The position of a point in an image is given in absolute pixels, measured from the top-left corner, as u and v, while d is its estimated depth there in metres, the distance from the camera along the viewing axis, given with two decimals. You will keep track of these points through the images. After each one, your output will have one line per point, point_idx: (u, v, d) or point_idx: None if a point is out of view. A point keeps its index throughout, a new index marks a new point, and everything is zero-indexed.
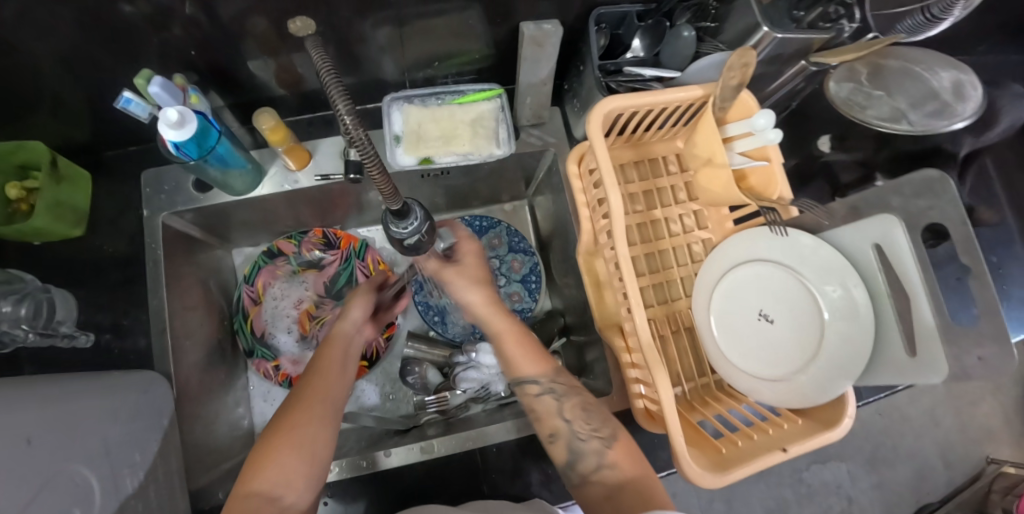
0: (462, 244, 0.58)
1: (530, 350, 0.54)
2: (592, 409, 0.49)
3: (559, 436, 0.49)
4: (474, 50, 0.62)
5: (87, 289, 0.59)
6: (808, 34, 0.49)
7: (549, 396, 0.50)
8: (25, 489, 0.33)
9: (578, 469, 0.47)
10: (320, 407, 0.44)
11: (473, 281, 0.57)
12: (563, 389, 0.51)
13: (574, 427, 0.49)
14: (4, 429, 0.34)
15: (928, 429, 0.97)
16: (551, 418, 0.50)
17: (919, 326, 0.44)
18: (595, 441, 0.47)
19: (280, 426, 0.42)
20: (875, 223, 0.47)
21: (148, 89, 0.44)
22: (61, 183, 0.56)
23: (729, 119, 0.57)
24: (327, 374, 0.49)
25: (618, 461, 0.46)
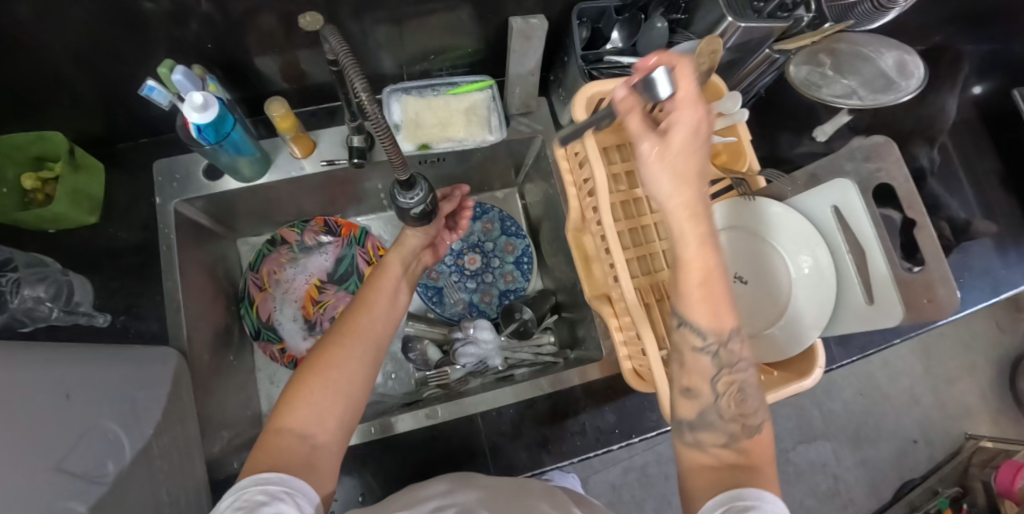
0: (688, 109, 0.34)
1: (718, 292, 0.38)
2: (750, 389, 0.40)
3: (694, 396, 0.40)
4: (466, 44, 0.67)
5: (101, 274, 0.62)
6: (768, 23, 0.55)
7: (707, 357, 0.39)
8: (65, 438, 0.36)
9: (699, 435, 0.40)
10: (358, 347, 0.46)
11: (686, 174, 0.35)
12: (724, 354, 0.39)
13: (719, 400, 0.40)
14: (45, 382, 0.37)
15: (909, 408, 1.21)
16: (697, 377, 0.40)
17: (875, 277, 0.50)
18: (734, 424, 0.40)
19: (317, 360, 0.44)
20: (832, 187, 0.52)
21: (172, 77, 0.47)
22: (79, 172, 0.59)
23: (701, 103, 0.63)
24: (370, 310, 0.50)
25: (747, 447, 0.39)
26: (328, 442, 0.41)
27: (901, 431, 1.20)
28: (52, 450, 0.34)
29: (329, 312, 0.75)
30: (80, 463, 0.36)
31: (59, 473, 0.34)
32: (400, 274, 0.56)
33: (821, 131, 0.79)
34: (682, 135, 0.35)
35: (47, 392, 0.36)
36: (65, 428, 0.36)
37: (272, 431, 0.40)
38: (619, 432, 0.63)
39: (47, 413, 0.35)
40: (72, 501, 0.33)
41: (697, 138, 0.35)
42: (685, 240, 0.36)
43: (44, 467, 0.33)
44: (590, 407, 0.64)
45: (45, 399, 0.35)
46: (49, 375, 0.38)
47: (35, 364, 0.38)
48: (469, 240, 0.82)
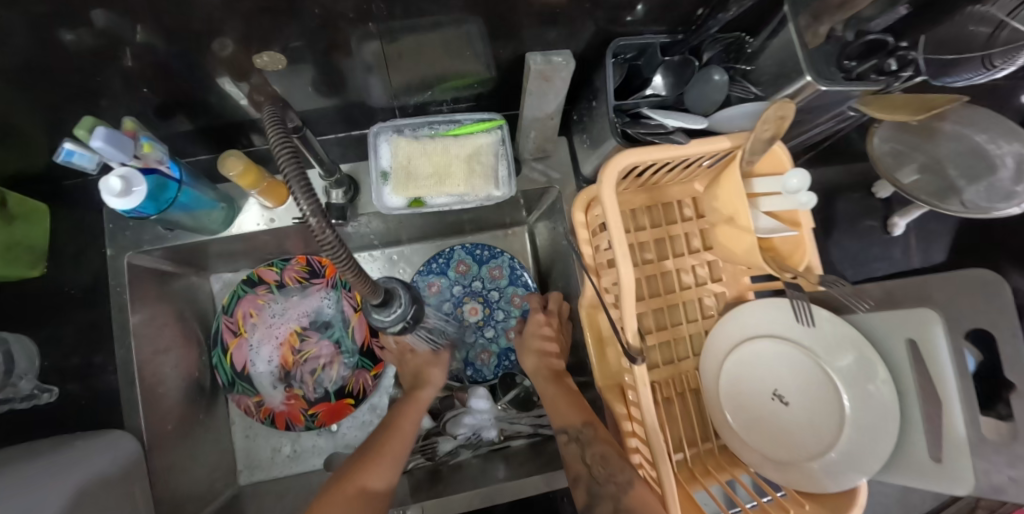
0: (533, 319, 0.65)
1: (575, 402, 0.56)
2: (612, 457, 0.49)
3: (580, 482, 0.49)
4: (472, 74, 0.54)
5: (50, 331, 0.55)
6: (854, 86, 0.43)
7: (574, 444, 0.52)
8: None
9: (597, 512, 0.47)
10: (390, 461, 0.50)
11: (541, 356, 0.63)
12: (587, 437, 0.52)
13: (593, 474, 0.49)
14: None
15: None
16: (575, 463, 0.51)
17: (948, 434, 0.42)
18: (612, 486, 0.46)
19: (354, 471, 0.48)
20: (913, 316, 0.43)
21: (90, 142, 0.37)
22: (14, 222, 0.51)
23: (757, 172, 0.51)
24: (403, 433, 0.54)
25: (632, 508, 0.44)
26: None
27: None
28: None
29: (309, 364, 0.67)
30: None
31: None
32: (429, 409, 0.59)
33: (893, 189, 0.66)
34: (531, 329, 0.65)
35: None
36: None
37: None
38: None
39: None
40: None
41: (547, 330, 0.64)
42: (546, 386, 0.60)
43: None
44: None
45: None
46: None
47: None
48: (471, 287, 0.70)
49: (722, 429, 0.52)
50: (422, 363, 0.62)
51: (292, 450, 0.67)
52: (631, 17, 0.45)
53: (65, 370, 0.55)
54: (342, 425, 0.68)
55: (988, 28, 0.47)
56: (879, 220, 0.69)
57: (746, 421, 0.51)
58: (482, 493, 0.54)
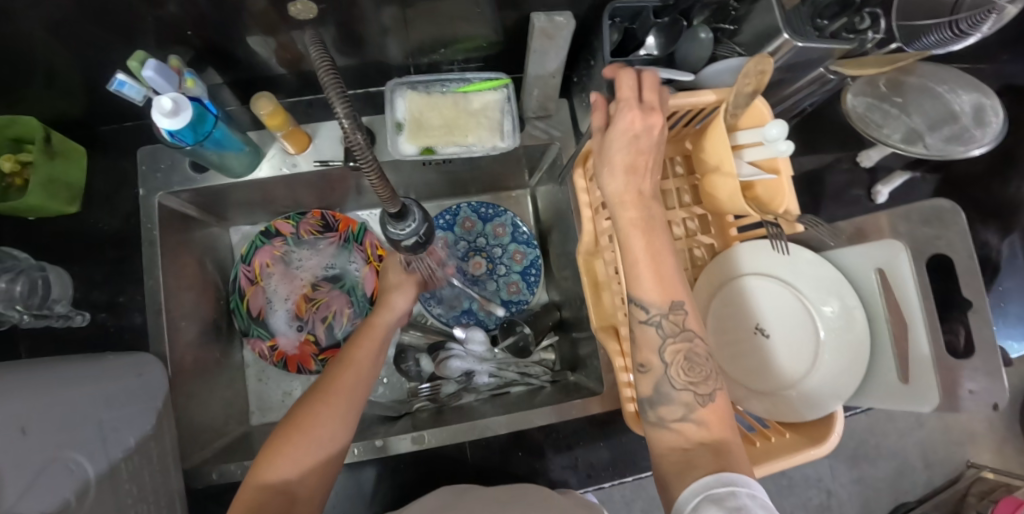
0: (619, 115, 0.39)
1: (663, 266, 0.41)
2: (698, 360, 0.41)
3: (648, 370, 0.42)
4: (481, 36, 0.59)
5: (82, 266, 0.59)
6: (829, 44, 0.48)
7: (654, 331, 0.40)
8: (24, 474, 0.34)
9: (657, 409, 0.41)
10: (342, 402, 0.47)
11: (626, 167, 0.40)
12: (672, 330, 0.41)
13: (670, 372, 0.41)
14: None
15: (911, 430, 0.97)
16: (648, 350, 0.42)
17: (913, 355, 0.45)
18: (688, 393, 0.40)
19: (301, 415, 0.45)
20: (881, 248, 0.47)
21: (142, 71, 0.43)
22: (56, 159, 0.55)
23: (740, 127, 0.56)
24: (358, 367, 0.50)
25: (705, 419, 0.39)
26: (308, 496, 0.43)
27: (900, 451, 0.97)
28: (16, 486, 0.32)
29: (322, 311, 0.71)
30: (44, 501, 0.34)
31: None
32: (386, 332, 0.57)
33: (873, 155, 0.70)
34: (619, 142, 0.40)
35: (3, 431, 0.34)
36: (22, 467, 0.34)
37: (252, 487, 0.41)
38: (610, 472, 0.61)
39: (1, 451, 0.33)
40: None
41: (635, 140, 0.40)
42: (625, 210, 0.40)
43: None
44: (583, 441, 0.61)
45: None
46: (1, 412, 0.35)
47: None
48: (476, 243, 0.75)
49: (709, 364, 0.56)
50: (396, 285, 0.60)
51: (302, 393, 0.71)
52: None
53: (94, 302, 0.58)
54: None
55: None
56: (861, 187, 0.73)
57: (731, 356, 0.55)
58: (479, 425, 0.58)
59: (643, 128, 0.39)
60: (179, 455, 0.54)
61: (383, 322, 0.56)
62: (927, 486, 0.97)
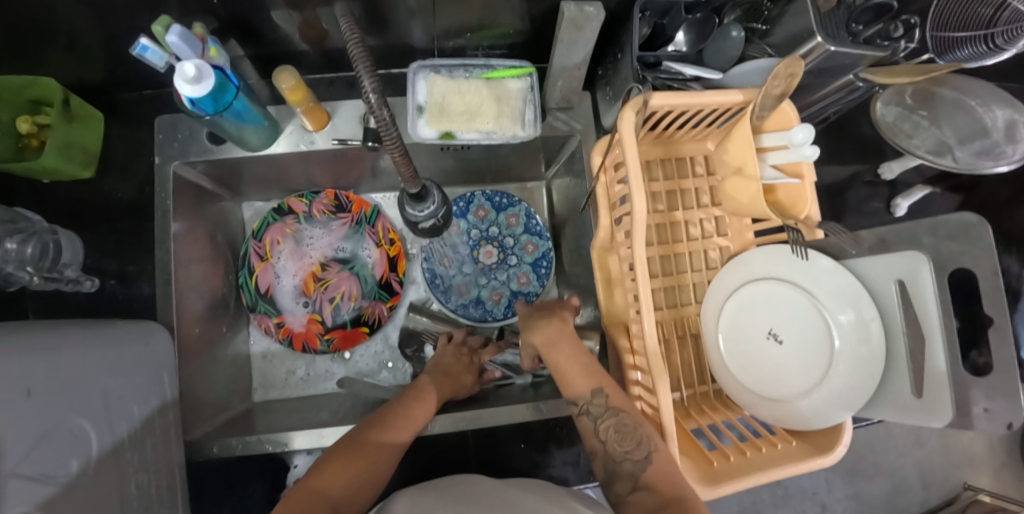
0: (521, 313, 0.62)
1: (587, 365, 0.53)
2: (627, 431, 0.48)
3: (598, 456, 0.50)
4: (508, 23, 0.58)
5: (94, 232, 0.59)
6: (862, 50, 0.47)
7: (587, 418, 0.50)
8: (24, 441, 0.34)
9: (616, 489, 0.48)
10: (400, 425, 0.49)
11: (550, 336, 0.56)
12: (600, 412, 0.50)
13: (610, 448, 0.48)
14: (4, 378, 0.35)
15: (911, 449, 0.96)
16: (591, 437, 0.51)
17: (929, 370, 0.44)
18: (629, 462, 0.46)
19: (364, 438, 0.46)
20: (902, 259, 0.46)
21: (166, 36, 0.42)
22: (72, 122, 0.55)
23: (765, 129, 0.55)
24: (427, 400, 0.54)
25: (652, 484, 0.45)
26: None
27: (899, 469, 0.96)
28: (15, 451, 0.33)
29: (330, 292, 0.71)
30: (41, 465, 0.35)
31: (20, 479, 0.32)
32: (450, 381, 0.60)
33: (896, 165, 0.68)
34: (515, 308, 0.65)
35: (8, 393, 0.34)
36: (21, 433, 0.34)
37: (305, 491, 0.40)
38: None
39: (4, 414, 0.33)
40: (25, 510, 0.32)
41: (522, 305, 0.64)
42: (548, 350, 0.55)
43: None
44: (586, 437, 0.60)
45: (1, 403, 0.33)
46: (9, 371, 0.35)
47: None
48: (488, 232, 0.74)
49: (718, 367, 0.56)
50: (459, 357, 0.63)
51: (306, 373, 0.71)
52: None
53: (104, 269, 0.58)
54: (358, 354, 0.72)
55: (989, 9, 0.52)
56: (881, 199, 0.72)
57: (741, 363, 0.54)
58: (486, 414, 0.57)
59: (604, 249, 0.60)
60: (181, 427, 0.54)
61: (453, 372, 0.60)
62: (923, 506, 0.96)
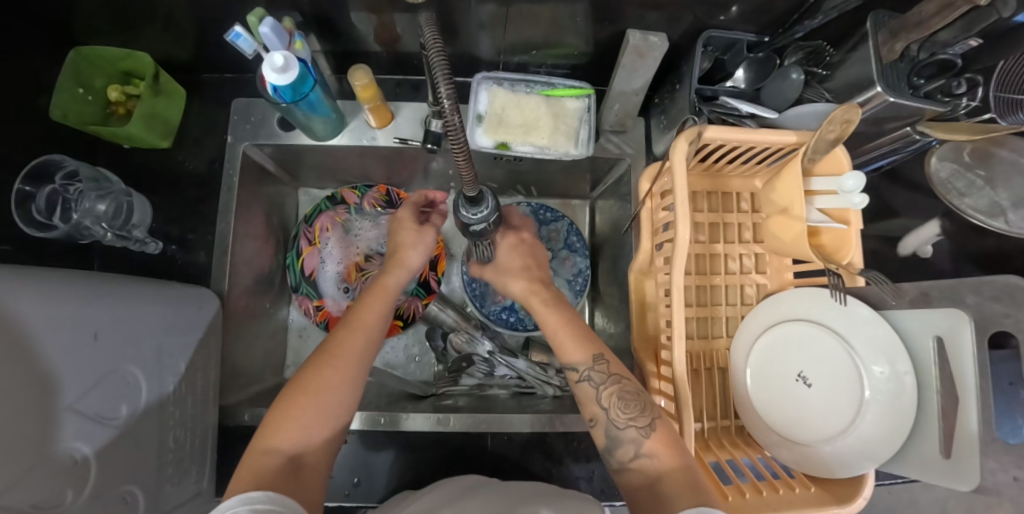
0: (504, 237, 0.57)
1: (579, 332, 0.50)
2: (630, 398, 0.46)
3: (596, 424, 0.46)
4: (573, 44, 0.60)
5: (163, 199, 0.63)
6: (922, 104, 0.47)
7: (589, 384, 0.47)
8: (82, 382, 0.39)
9: (617, 455, 0.45)
10: (337, 362, 0.46)
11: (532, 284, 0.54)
12: (602, 378, 0.47)
13: (612, 415, 0.45)
14: (77, 323, 0.39)
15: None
16: (590, 404, 0.47)
17: (960, 431, 0.44)
18: (632, 430, 0.44)
19: (304, 383, 0.44)
20: (942, 315, 0.45)
21: (259, 28, 0.46)
22: (159, 96, 0.59)
23: (816, 172, 0.56)
24: (365, 328, 0.50)
25: (656, 452, 0.42)
26: (315, 465, 0.41)
27: None
28: (72, 390, 0.37)
29: (370, 283, 0.74)
30: (94, 406, 0.39)
31: (71, 416, 0.37)
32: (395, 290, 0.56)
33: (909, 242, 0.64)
34: (505, 255, 0.57)
35: (73, 335, 0.38)
36: (79, 376, 0.38)
37: (256, 451, 0.40)
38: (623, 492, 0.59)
39: (68, 355, 0.38)
40: (75, 442, 0.37)
41: (516, 250, 0.57)
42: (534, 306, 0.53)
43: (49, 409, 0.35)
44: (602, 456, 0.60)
45: (64, 346, 0.37)
46: (82, 314, 0.39)
47: (66, 299, 0.38)
48: None
49: (741, 404, 0.56)
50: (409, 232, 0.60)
51: None
52: (724, 17, 0.52)
53: (167, 234, 0.62)
54: (388, 346, 0.73)
55: None
56: None
57: (767, 401, 0.54)
58: (505, 420, 0.59)
59: (646, 271, 0.61)
60: (218, 392, 0.57)
61: (394, 281, 0.56)
62: None
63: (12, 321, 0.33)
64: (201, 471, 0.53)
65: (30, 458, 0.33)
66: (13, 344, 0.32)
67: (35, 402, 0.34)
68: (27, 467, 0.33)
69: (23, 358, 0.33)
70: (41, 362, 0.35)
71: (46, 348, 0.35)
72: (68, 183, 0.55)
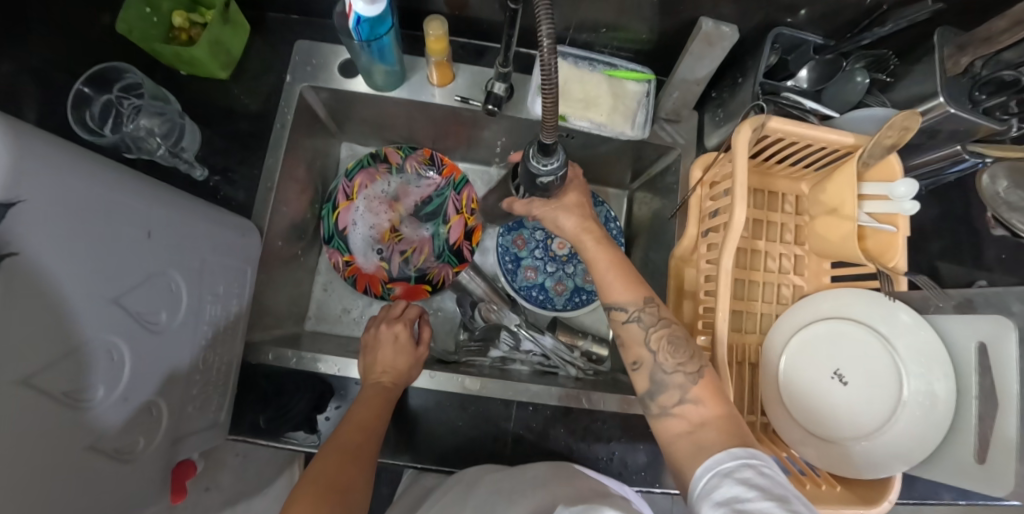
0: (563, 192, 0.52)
1: (629, 274, 0.49)
2: (680, 342, 0.46)
3: (641, 366, 0.47)
4: (641, 29, 0.61)
5: (211, 129, 0.62)
6: (980, 119, 0.49)
7: (637, 325, 0.47)
8: (131, 278, 0.37)
9: (657, 400, 0.45)
10: (356, 464, 0.45)
11: (581, 223, 0.52)
12: (651, 321, 0.47)
13: (659, 359, 0.46)
14: (133, 217, 0.37)
15: None
16: (636, 347, 0.47)
17: (998, 437, 0.44)
18: (680, 375, 0.44)
19: (329, 479, 0.42)
20: (988, 322, 0.46)
21: None
22: (226, 25, 0.59)
23: (866, 178, 0.57)
24: (365, 427, 0.49)
25: (702, 398, 0.43)
26: None
27: None
28: (117, 284, 0.36)
29: (402, 245, 0.73)
30: (137, 304, 0.38)
31: (115, 308, 0.36)
32: (395, 385, 0.55)
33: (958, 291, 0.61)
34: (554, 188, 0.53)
35: (129, 230, 0.37)
36: (128, 269, 0.37)
37: None
38: (642, 478, 0.58)
39: (122, 247, 0.36)
40: (114, 338, 0.36)
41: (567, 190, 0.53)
42: (586, 246, 0.51)
43: (92, 301, 0.33)
44: (625, 439, 0.59)
45: (117, 237, 0.36)
46: (137, 209, 0.38)
47: (128, 189, 0.37)
48: None
49: (770, 398, 0.55)
50: (398, 352, 0.57)
51: (359, 315, 0.72)
52: (793, 18, 0.55)
53: (212, 164, 0.61)
54: None
55: None
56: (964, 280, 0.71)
57: (795, 395, 0.54)
58: (531, 390, 0.59)
59: (688, 257, 0.61)
60: (246, 326, 0.56)
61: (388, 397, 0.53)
62: None
63: (72, 199, 0.31)
64: (221, 402, 0.53)
65: (73, 339, 0.32)
66: (68, 222, 0.31)
67: (82, 286, 0.32)
68: (49, 362, 0.30)
69: (78, 238, 0.32)
70: (94, 250, 0.33)
71: (101, 234, 0.34)
72: (124, 95, 0.56)
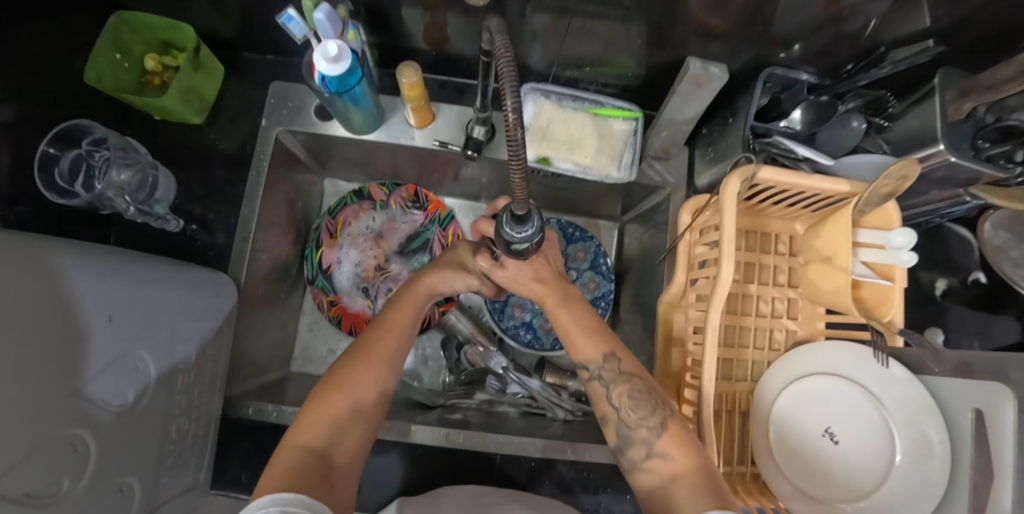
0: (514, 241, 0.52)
1: (601, 335, 0.49)
2: (641, 396, 0.44)
3: (608, 423, 0.46)
4: (627, 66, 0.59)
5: (188, 176, 0.61)
6: (985, 168, 0.46)
7: (598, 383, 0.46)
8: (94, 365, 0.36)
9: (628, 455, 0.44)
10: (372, 362, 0.46)
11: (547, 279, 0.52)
12: (612, 377, 0.46)
13: (622, 415, 0.45)
14: (94, 303, 0.36)
15: None
16: (601, 403, 0.47)
17: (993, 509, 0.40)
18: (642, 430, 0.43)
19: (336, 381, 0.44)
20: (986, 388, 0.43)
21: (314, 12, 0.43)
22: (198, 70, 0.58)
23: (864, 223, 0.54)
24: (395, 327, 0.50)
25: (669, 451, 0.41)
26: (342, 462, 0.40)
27: None
28: (80, 374, 0.35)
29: (388, 282, 0.72)
30: (101, 391, 0.37)
31: (79, 400, 0.35)
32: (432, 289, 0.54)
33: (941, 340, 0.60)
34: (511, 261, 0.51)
35: (90, 316, 0.36)
36: (91, 358, 0.36)
37: (285, 449, 0.39)
38: None
39: (84, 337, 0.35)
40: (76, 430, 0.34)
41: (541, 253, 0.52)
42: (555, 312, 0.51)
43: (52, 397, 0.32)
44: (610, 489, 0.59)
45: (76, 329, 0.34)
46: (98, 293, 0.37)
47: (85, 273, 0.36)
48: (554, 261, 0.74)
49: (759, 450, 0.54)
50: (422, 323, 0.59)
51: None
52: (786, 56, 0.52)
53: (189, 212, 0.60)
54: None
55: None
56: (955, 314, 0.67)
57: (787, 451, 0.52)
58: (514, 442, 0.57)
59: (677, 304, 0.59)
60: (224, 381, 0.55)
61: (420, 292, 0.53)
62: None
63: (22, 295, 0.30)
64: (199, 463, 0.52)
65: (36, 438, 0.31)
66: (21, 321, 0.29)
67: (43, 384, 0.31)
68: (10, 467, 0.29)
69: (36, 339, 0.31)
70: (53, 347, 0.32)
71: (58, 330, 0.33)
72: (94, 149, 0.55)
